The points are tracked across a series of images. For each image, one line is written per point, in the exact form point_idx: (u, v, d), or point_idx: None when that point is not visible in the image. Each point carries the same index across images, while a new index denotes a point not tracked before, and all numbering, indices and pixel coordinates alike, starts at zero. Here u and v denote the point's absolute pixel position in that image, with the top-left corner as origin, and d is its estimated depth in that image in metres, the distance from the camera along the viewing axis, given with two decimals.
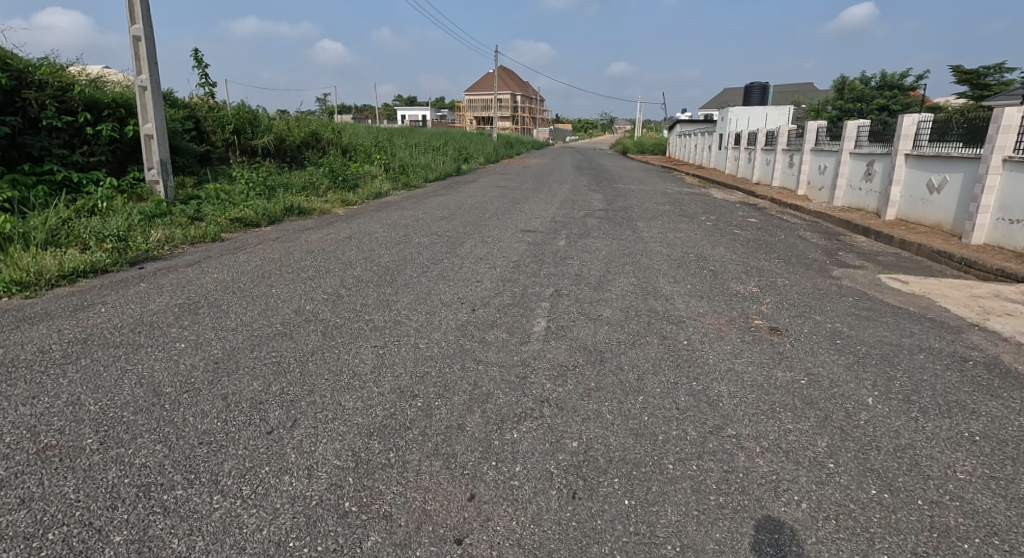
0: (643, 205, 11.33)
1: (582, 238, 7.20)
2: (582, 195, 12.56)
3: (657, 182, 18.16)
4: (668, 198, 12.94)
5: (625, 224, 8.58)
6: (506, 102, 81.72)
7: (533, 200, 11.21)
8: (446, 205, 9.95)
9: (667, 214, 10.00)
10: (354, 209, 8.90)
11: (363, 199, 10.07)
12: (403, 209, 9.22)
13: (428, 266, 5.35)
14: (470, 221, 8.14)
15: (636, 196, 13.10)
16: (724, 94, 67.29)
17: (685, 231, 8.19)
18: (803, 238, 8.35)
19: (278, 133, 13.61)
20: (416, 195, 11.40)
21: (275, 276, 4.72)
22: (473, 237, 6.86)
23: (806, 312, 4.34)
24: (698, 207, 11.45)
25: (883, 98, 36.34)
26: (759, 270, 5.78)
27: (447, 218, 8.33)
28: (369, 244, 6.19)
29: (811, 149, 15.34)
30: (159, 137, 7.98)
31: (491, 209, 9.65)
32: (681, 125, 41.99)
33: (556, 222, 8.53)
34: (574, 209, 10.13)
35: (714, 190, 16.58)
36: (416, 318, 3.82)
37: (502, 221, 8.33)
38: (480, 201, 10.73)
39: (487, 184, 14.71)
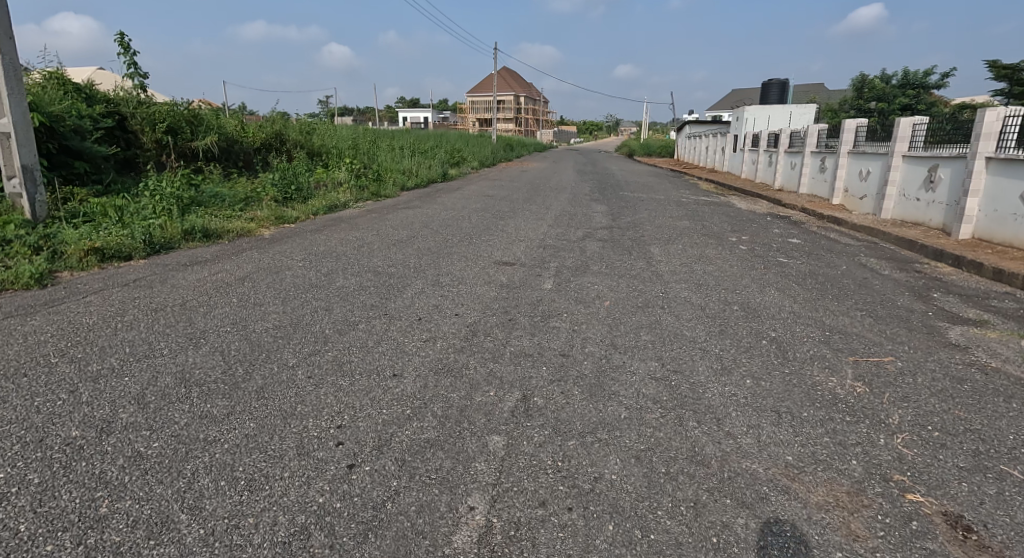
0: (655, 220, 9.36)
1: (578, 276, 5.28)
2: (582, 208, 10.59)
3: (667, 189, 16.12)
4: (684, 211, 10.96)
5: (635, 250, 6.63)
6: (508, 104, 79.90)
7: (522, 215, 9.25)
8: (411, 223, 8.02)
9: (687, 234, 8.04)
10: (288, 229, 6.97)
11: (308, 216, 8.14)
12: (353, 229, 7.31)
13: (333, 336, 3.46)
14: (431, 250, 6.22)
15: (646, 208, 11.13)
16: (734, 95, 65.24)
17: (715, 261, 6.25)
18: (870, 270, 6.40)
19: (226, 134, 11.74)
20: (381, 208, 9.50)
21: (42, 369, 2.75)
22: (426, 279, 4.98)
23: (981, 456, 2.38)
24: (723, 223, 9.44)
25: (906, 98, 34.19)
26: (841, 338, 3.86)
27: (403, 245, 6.43)
28: (268, 291, 4.30)
29: (847, 152, 13.31)
30: (20, 135, 6.01)
31: (465, 228, 7.73)
32: (690, 127, 39.86)
33: (545, 248, 6.60)
34: (569, 227, 8.20)
35: (735, 199, 14.57)
36: (236, 488, 1.93)
37: (474, 248, 6.42)
38: (457, 217, 8.80)
39: (472, 193, 12.75)
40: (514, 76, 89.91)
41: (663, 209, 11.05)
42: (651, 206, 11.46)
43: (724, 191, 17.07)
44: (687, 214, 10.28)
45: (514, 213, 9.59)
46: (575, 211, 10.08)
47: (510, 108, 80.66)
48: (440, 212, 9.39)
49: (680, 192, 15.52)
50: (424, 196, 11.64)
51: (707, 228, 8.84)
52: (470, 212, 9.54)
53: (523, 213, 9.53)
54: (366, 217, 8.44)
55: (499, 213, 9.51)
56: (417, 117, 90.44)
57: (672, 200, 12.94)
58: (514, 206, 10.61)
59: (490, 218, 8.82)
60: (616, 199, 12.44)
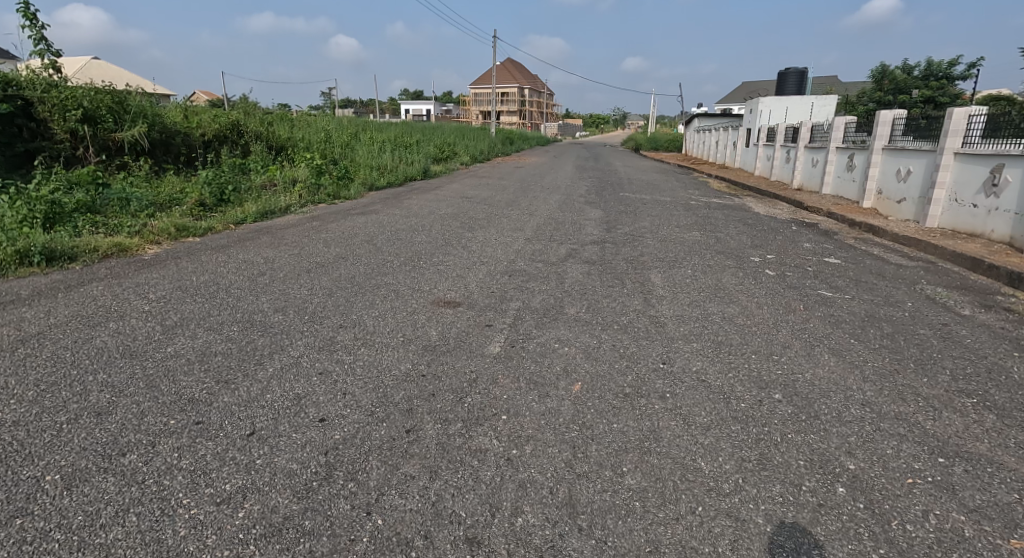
0: (657, 231, 7.76)
1: (543, 329, 3.71)
2: (572, 214, 9.02)
3: (673, 189, 14.44)
4: (693, 218, 9.34)
5: (629, 280, 5.04)
6: (512, 96, 78.09)
7: (497, 225, 7.65)
8: (352, 237, 6.44)
9: (697, 252, 6.45)
10: (181, 249, 5.45)
11: (225, 227, 6.64)
12: (271, 247, 5.74)
13: (48, 492, 1.87)
14: (355, 282, 4.65)
15: (648, 213, 9.53)
16: (745, 88, 63.23)
17: (736, 297, 4.65)
18: (945, 308, 4.76)
19: (162, 123, 10.27)
20: (328, 216, 7.94)
21: None
22: (319, 335, 3.41)
23: None
24: (739, 235, 7.83)
25: (928, 91, 32.36)
26: (969, 474, 2.27)
27: (321, 272, 4.86)
28: (40, 368, 2.74)
29: (881, 147, 11.59)
30: None
31: (419, 245, 6.15)
32: (699, 120, 38.09)
33: (511, 277, 5.02)
34: (550, 243, 6.62)
35: (751, 201, 12.90)
36: None
37: (415, 277, 4.85)
38: (415, 227, 7.21)
39: (449, 194, 11.12)
40: (518, 68, 87.87)
41: (668, 215, 9.48)
42: (654, 211, 9.84)
43: (737, 191, 15.38)
44: (695, 223, 8.72)
45: (488, 221, 8.00)
46: (562, 218, 8.50)
47: (513, 101, 78.74)
48: (399, 220, 7.80)
49: (688, 192, 13.85)
50: (388, 199, 10.04)
51: (721, 242, 7.23)
52: (436, 220, 7.97)
53: (499, 221, 7.95)
54: (301, 228, 6.87)
55: (471, 221, 7.91)
56: (419, 110, 88.70)
57: (680, 203, 11.32)
58: (493, 211, 9.02)
59: (455, 229, 7.24)
60: (613, 202, 10.85)
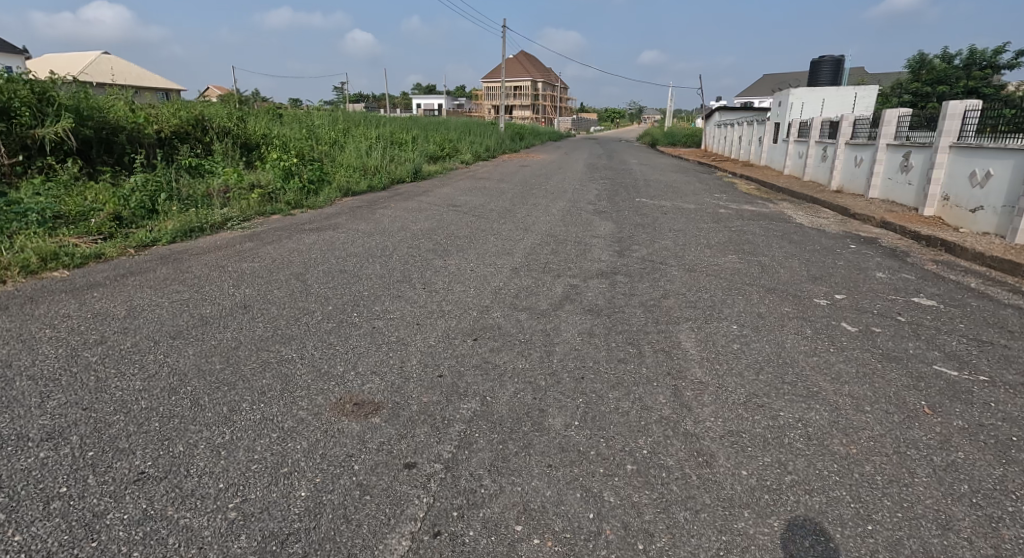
0: (682, 255, 6.18)
1: (501, 479, 2.17)
2: (577, 229, 7.47)
3: (695, 192, 12.78)
4: (724, 234, 7.71)
5: (648, 350, 3.49)
6: (525, 90, 76.39)
7: (482, 248, 6.12)
8: (281, 270, 4.94)
9: (737, 291, 4.86)
10: (29, 291, 4.00)
11: (125, 253, 5.21)
12: (161, 286, 4.26)
13: None
14: (240, 355, 3.14)
15: (668, 227, 7.95)
16: (767, 81, 60.99)
17: (811, 385, 3.06)
18: None
19: (99, 119, 8.87)
20: (273, 234, 6.46)
21: None
22: (82, 507, 1.88)
23: None
24: (786, 260, 6.22)
25: (971, 82, 30.29)
26: None
27: (199, 333, 3.37)
28: None
29: (950, 145, 9.84)
30: None
31: (367, 283, 4.64)
32: (720, 113, 36.10)
33: (477, 343, 3.49)
34: (543, 277, 5.08)
35: (789, 207, 11.22)
36: None
37: (336, 345, 3.33)
38: (374, 254, 5.70)
39: (436, 202, 9.57)
40: (534, 61, 86.18)
41: (693, 230, 7.88)
42: (675, 224, 8.24)
43: (770, 194, 13.67)
44: (726, 242, 7.12)
45: (471, 241, 6.47)
46: (564, 236, 6.94)
47: (527, 95, 76.95)
48: (361, 241, 6.30)
49: (714, 197, 12.18)
50: (358, 209, 8.53)
51: (765, 273, 5.64)
52: (407, 240, 6.44)
53: (484, 242, 6.42)
54: (224, 254, 5.39)
55: (449, 242, 6.38)
56: (431, 105, 87.11)
57: (705, 213, 9.69)
58: (482, 225, 7.49)
59: (424, 256, 5.72)
60: (625, 212, 9.29)
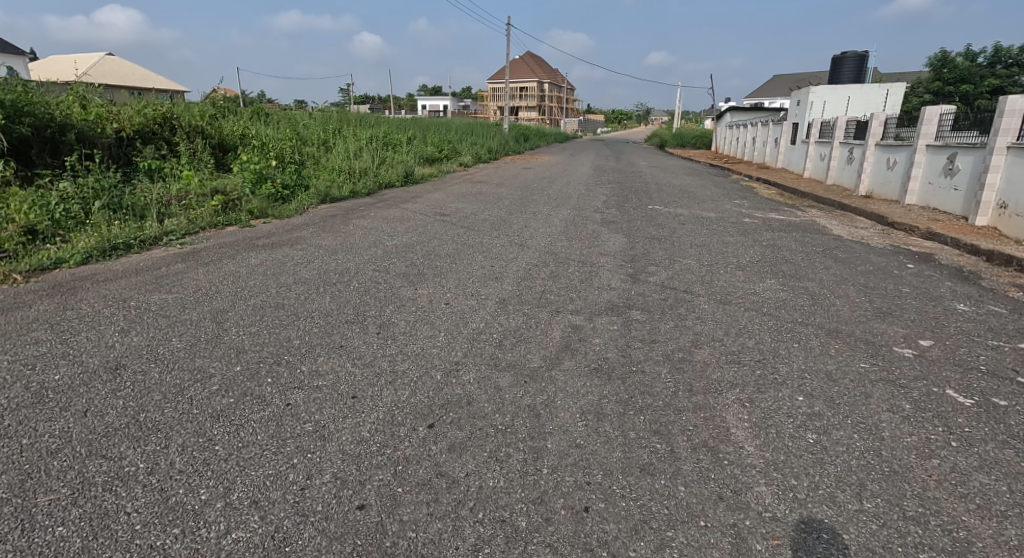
0: (708, 282, 5.09)
1: None
2: (581, 245, 6.39)
3: (713, 198, 11.65)
4: (755, 250, 6.60)
5: (683, 446, 2.40)
6: (531, 91, 75.40)
7: (465, 272, 5.05)
8: (201, 304, 3.86)
9: (787, 334, 3.76)
10: None
11: (11, 278, 4.16)
12: (20, 333, 3.18)
13: None
14: (62, 467, 2.05)
15: (687, 242, 6.85)
16: (778, 82, 59.82)
17: (944, 530, 1.98)
18: None
19: (41, 113, 7.84)
20: (217, 252, 5.41)
21: None
22: None
23: None
24: (837, 286, 5.12)
25: (995, 79, 29.14)
26: None
27: (17, 421, 2.28)
28: None
29: (1008, 145, 8.72)
30: None
31: (306, 325, 3.57)
32: (732, 113, 34.93)
33: (433, 434, 2.41)
34: (537, 315, 3.99)
35: (820, 216, 10.07)
36: None
37: (218, 442, 2.24)
38: (332, 279, 4.64)
39: (424, 210, 8.53)
40: (539, 62, 85.16)
41: (718, 245, 6.76)
42: (694, 238, 7.14)
43: (795, 200, 12.52)
44: (759, 261, 6.01)
45: (454, 263, 5.40)
46: (565, 255, 5.85)
47: (533, 97, 75.94)
48: (321, 261, 5.24)
49: (733, 203, 11.05)
50: (329, 220, 7.49)
51: (814, 304, 4.53)
52: (376, 260, 5.37)
53: (468, 264, 5.35)
54: (138, 281, 4.32)
55: (427, 264, 5.31)
56: (435, 106, 86.05)
57: (727, 223, 8.56)
58: (471, 241, 6.43)
59: (393, 282, 4.64)
60: (637, 222, 8.19)
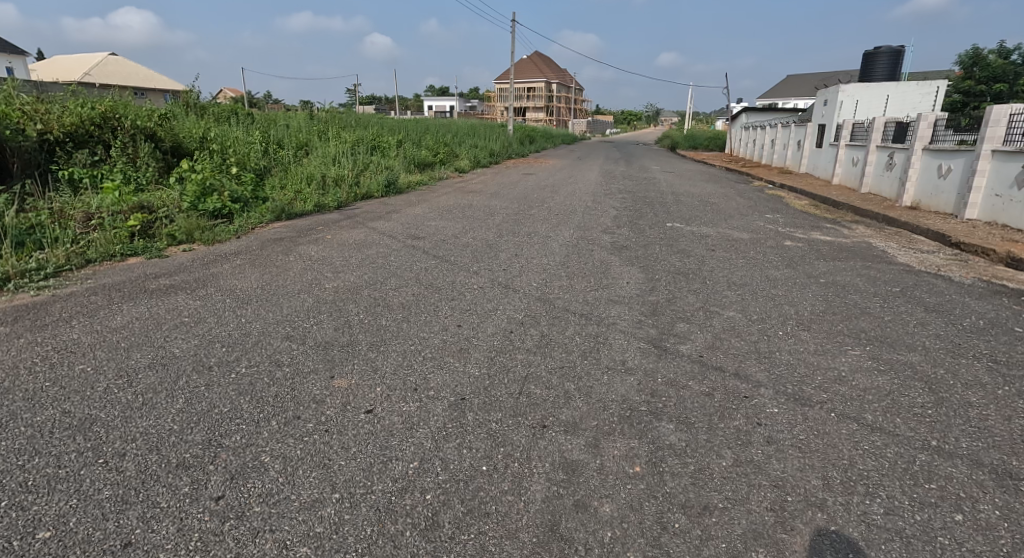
0: (765, 357, 3.55)
1: None
2: (584, 291, 4.87)
3: (740, 212, 10.05)
4: (813, 294, 5.06)
5: None
6: (539, 92, 73.90)
7: (417, 342, 3.52)
8: None
9: (931, 492, 2.24)
10: None
11: None
12: None
13: None
14: None
15: (722, 282, 5.31)
16: (792, 83, 58.10)
17: None
18: None
19: None
20: (78, 303, 3.88)
21: None
22: None
23: None
24: (954, 362, 3.57)
25: None
26: None
27: None
28: None
29: None
30: None
31: (99, 476, 2.06)
32: (747, 114, 33.19)
33: None
34: (510, 440, 2.49)
35: (872, 236, 8.50)
36: None
37: None
38: (212, 357, 3.12)
39: (396, 233, 7.04)
40: (547, 62, 83.73)
41: (761, 287, 5.22)
42: (728, 274, 5.61)
43: (835, 214, 10.92)
44: (823, 315, 4.47)
45: (408, 321, 3.90)
46: (561, 310, 4.33)
47: (541, 97, 74.39)
48: (217, 319, 3.71)
49: (766, 219, 9.46)
50: (270, 246, 6.00)
51: (939, 404, 2.99)
52: (298, 316, 3.87)
53: (427, 323, 3.84)
54: None
55: (367, 324, 3.78)
56: (441, 106, 84.78)
57: (765, 250, 7.01)
58: (442, 282, 4.93)
59: (303, 360, 3.15)
60: (654, 249, 6.63)
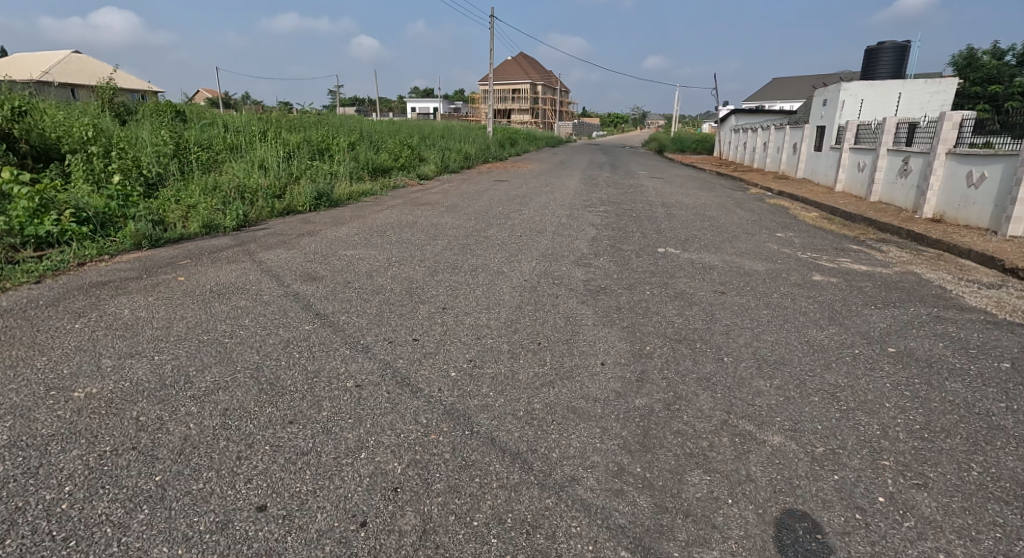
0: None
1: None
2: (526, 393, 3.00)
3: (745, 231, 8.26)
4: (889, 383, 3.22)
5: None
6: (522, 94, 72.31)
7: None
8: None
9: None
10: None
11: None
12: None
13: None
14: None
15: (743, 361, 3.48)
16: (778, 87, 57.13)
17: None
18: None
19: None
20: None
21: None
22: None
23: None
24: None
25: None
26: None
27: None
28: None
29: None
30: None
31: None
32: (736, 116, 31.76)
33: None
34: None
35: (914, 263, 6.76)
36: None
37: None
38: None
39: (292, 270, 5.15)
40: (532, 64, 82.20)
41: (804, 369, 3.39)
42: (750, 344, 3.78)
43: (853, 229, 9.23)
44: (930, 441, 2.62)
45: (157, 496, 2.01)
46: (476, 450, 2.47)
47: (524, 99, 72.54)
48: None
49: (778, 241, 7.66)
50: (74, 296, 4.07)
51: None
52: None
53: (195, 500, 1.98)
54: None
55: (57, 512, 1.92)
56: (425, 108, 82.86)
57: (790, 290, 5.21)
58: (300, 372, 3.03)
59: None
60: (641, 296, 4.80)
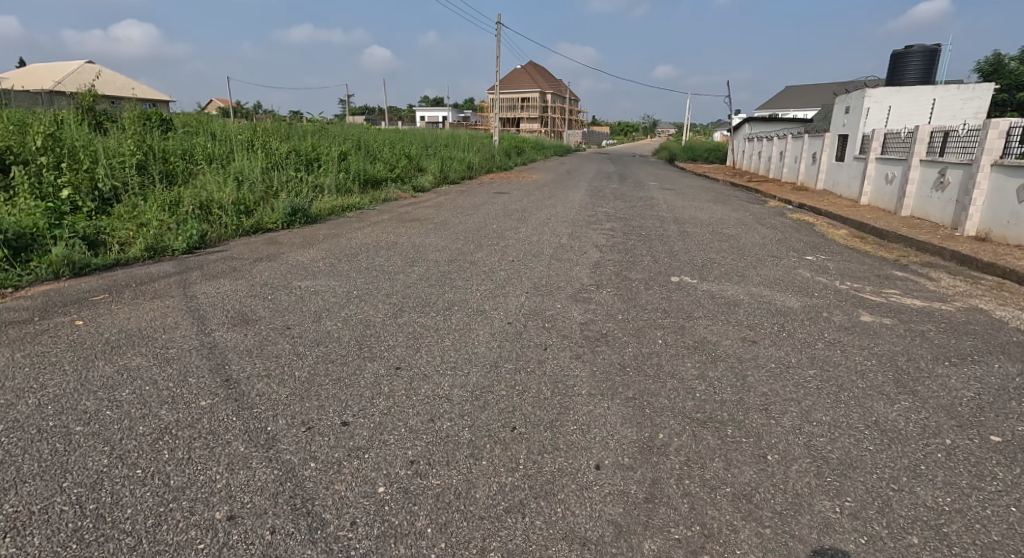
0: None
1: None
2: (480, 529, 2.06)
3: (769, 253, 7.25)
4: (1010, 506, 2.23)
5: None
6: (531, 102, 71.66)
7: None
8: None
9: None
10: None
11: None
12: None
13: None
14: None
15: (791, 461, 2.52)
16: (791, 95, 55.99)
17: None
18: None
19: None
20: None
21: None
22: None
23: None
24: None
25: None
26: None
27: None
28: None
29: None
30: None
31: None
32: (749, 125, 30.78)
33: None
34: None
35: (976, 295, 5.72)
36: None
37: None
38: None
39: (224, 310, 4.25)
40: (542, 72, 81.64)
41: (879, 477, 2.41)
42: (797, 429, 2.80)
43: (890, 250, 8.19)
44: None
45: None
46: None
47: (533, 108, 71.82)
48: None
49: (809, 266, 6.65)
50: None
51: None
52: None
53: None
54: None
55: None
56: (434, 117, 82.64)
57: (834, 335, 4.23)
58: (154, 492, 2.13)
59: None
60: (649, 349, 3.84)
